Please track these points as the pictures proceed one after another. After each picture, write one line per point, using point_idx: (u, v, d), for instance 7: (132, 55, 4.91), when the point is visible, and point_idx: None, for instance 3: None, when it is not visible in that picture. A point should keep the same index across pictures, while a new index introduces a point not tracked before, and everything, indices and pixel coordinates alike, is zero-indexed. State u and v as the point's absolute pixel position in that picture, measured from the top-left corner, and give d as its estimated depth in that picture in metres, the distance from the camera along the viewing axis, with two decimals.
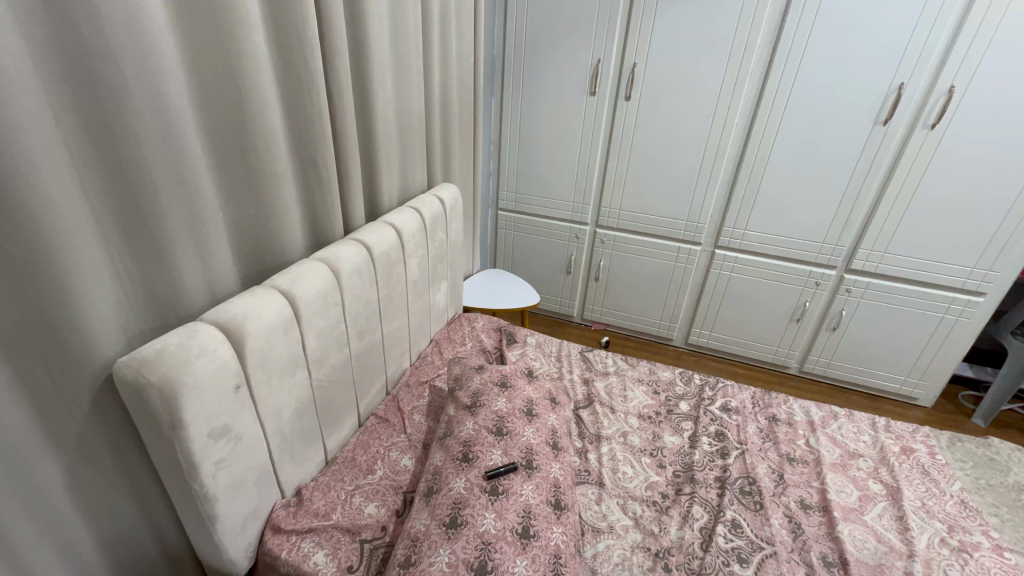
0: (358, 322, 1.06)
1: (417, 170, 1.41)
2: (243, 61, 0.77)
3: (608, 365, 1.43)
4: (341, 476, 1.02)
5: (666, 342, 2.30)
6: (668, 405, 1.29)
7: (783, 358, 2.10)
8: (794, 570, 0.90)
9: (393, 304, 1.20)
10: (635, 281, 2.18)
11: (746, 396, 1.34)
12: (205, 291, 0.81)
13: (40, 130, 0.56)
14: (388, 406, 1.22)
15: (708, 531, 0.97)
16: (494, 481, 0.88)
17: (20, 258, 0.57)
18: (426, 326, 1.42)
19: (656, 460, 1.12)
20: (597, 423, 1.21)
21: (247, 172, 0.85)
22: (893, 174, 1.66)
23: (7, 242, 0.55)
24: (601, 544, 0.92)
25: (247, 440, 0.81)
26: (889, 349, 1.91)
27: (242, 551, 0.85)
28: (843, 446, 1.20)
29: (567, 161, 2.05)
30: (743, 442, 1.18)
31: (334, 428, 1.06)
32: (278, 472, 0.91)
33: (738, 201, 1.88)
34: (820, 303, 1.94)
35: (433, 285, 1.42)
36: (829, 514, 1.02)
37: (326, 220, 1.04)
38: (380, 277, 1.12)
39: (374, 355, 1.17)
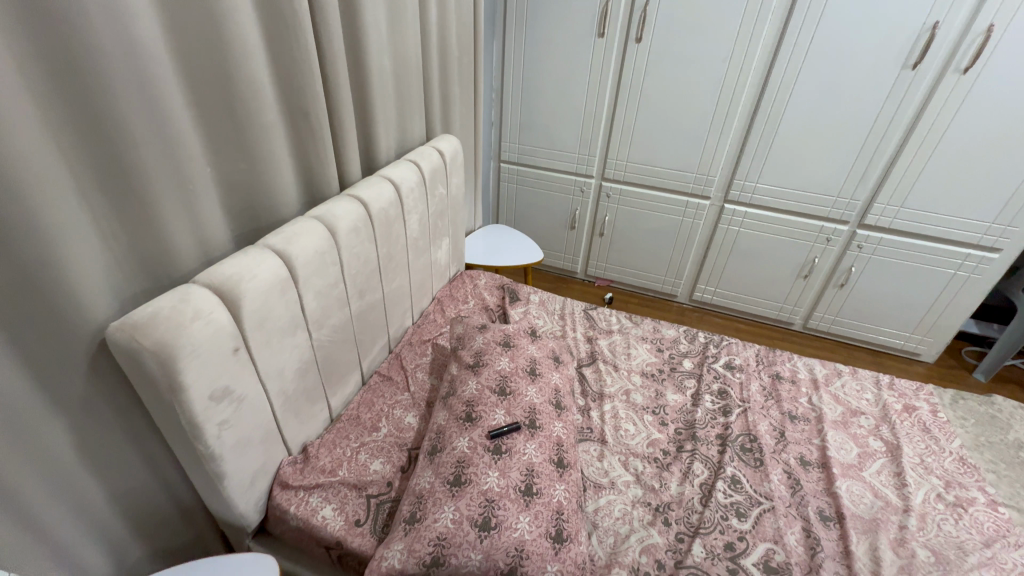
0: (357, 281, 1.04)
1: (415, 120, 1.33)
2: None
3: (612, 323, 1.42)
4: (346, 433, 1.03)
5: (669, 298, 2.29)
6: (672, 363, 1.29)
7: (787, 314, 2.09)
8: (791, 524, 0.92)
9: (394, 263, 1.17)
10: (641, 237, 2.14)
11: (750, 353, 1.33)
12: (197, 252, 0.78)
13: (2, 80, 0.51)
14: (391, 364, 1.22)
15: (708, 486, 0.98)
16: (497, 440, 0.88)
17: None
18: (428, 283, 1.40)
19: (658, 418, 1.13)
20: (600, 381, 1.21)
21: (233, 124, 0.79)
22: (917, 123, 1.57)
23: None
24: (603, 499, 0.94)
25: (250, 401, 0.80)
26: (896, 306, 1.89)
27: (252, 506, 0.87)
28: (846, 403, 1.20)
29: (573, 110, 1.96)
30: (746, 399, 1.18)
31: (337, 387, 1.06)
32: (283, 431, 0.92)
33: (751, 152, 1.80)
34: (829, 259, 1.90)
35: (434, 241, 1.39)
36: (828, 470, 1.03)
37: (321, 175, 0.99)
38: (379, 235, 1.08)
39: (376, 314, 1.15)
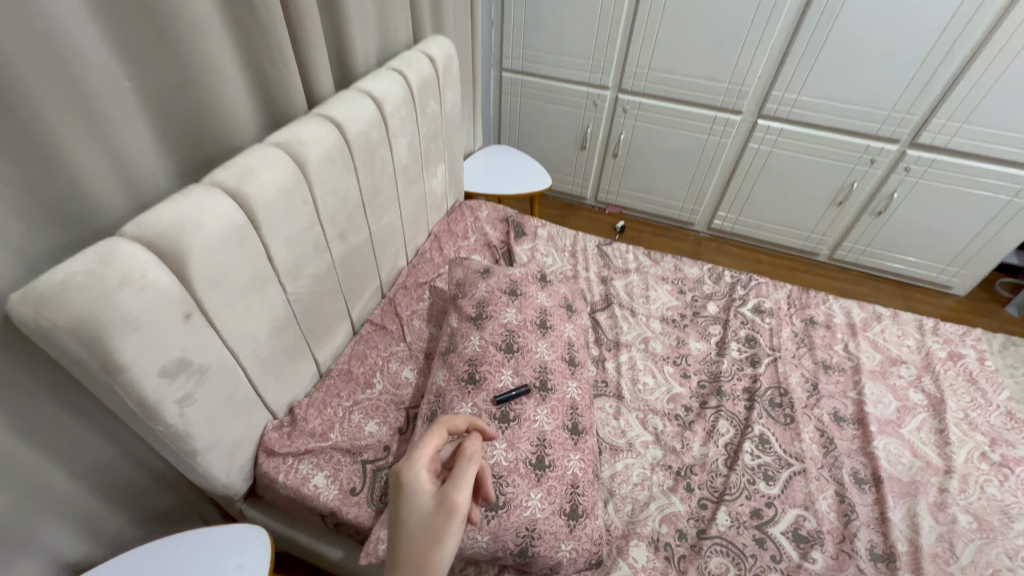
0: (337, 221, 0.88)
1: (398, 16, 1.09)
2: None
3: (628, 261, 1.27)
4: (337, 391, 0.94)
5: (685, 227, 2.12)
6: (695, 307, 1.16)
7: (813, 245, 1.94)
8: (823, 488, 0.85)
9: (381, 196, 1.01)
10: (659, 158, 1.92)
11: (782, 295, 1.20)
12: (123, 192, 0.63)
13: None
14: (384, 311, 1.10)
15: (734, 447, 0.90)
16: (504, 406, 0.78)
17: None
18: (422, 217, 1.24)
19: (679, 370, 1.03)
20: (616, 328, 1.09)
21: (148, 20, 0.59)
22: (1005, 19, 1.31)
23: None
24: (620, 463, 0.85)
25: (216, 371, 0.69)
26: (936, 236, 1.73)
27: (235, 476, 0.79)
28: (885, 351, 1.09)
29: (588, 5, 1.65)
30: (776, 348, 1.07)
31: (323, 341, 0.95)
32: (264, 394, 0.82)
33: (797, 57, 1.53)
34: (869, 184, 1.70)
35: (428, 168, 1.20)
36: (865, 428, 0.95)
37: (282, 89, 0.79)
38: (361, 164, 0.91)
39: (363, 257, 1.01)
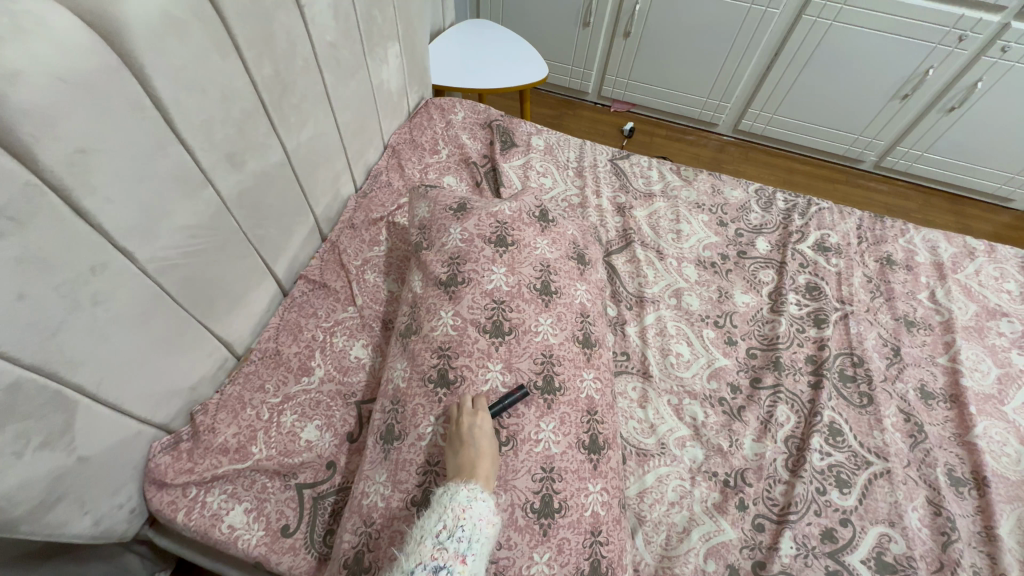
0: (216, 138, 0.55)
1: None
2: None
3: (652, 182, 0.96)
4: (259, 382, 0.67)
5: (705, 129, 1.77)
6: (740, 245, 0.89)
7: (859, 150, 1.62)
8: (912, 495, 0.65)
9: (296, 94, 0.66)
10: (683, 37, 1.51)
11: (850, 226, 0.92)
12: None
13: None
14: (324, 261, 0.80)
15: (797, 441, 0.68)
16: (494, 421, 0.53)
17: None
18: (372, 124, 0.89)
19: (723, 334, 0.78)
20: (638, 278, 0.82)
21: None
22: None
23: None
24: (650, 475, 0.63)
25: (5, 408, 0.41)
26: (1015, 137, 1.42)
27: (111, 519, 0.56)
28: (980, 300, 0.85)
29: None
30: (846, 300, 0.82)
31: (230, 315, 0.66)
32: (133, 410, 0.55)
33: None
34: (948, 69, 1.35)
35: (372, 50, 0.83)
36: (961, 408, 0.73)
37: None
38: (242, 37, 0.55)
39: (280, 190, 0.69)
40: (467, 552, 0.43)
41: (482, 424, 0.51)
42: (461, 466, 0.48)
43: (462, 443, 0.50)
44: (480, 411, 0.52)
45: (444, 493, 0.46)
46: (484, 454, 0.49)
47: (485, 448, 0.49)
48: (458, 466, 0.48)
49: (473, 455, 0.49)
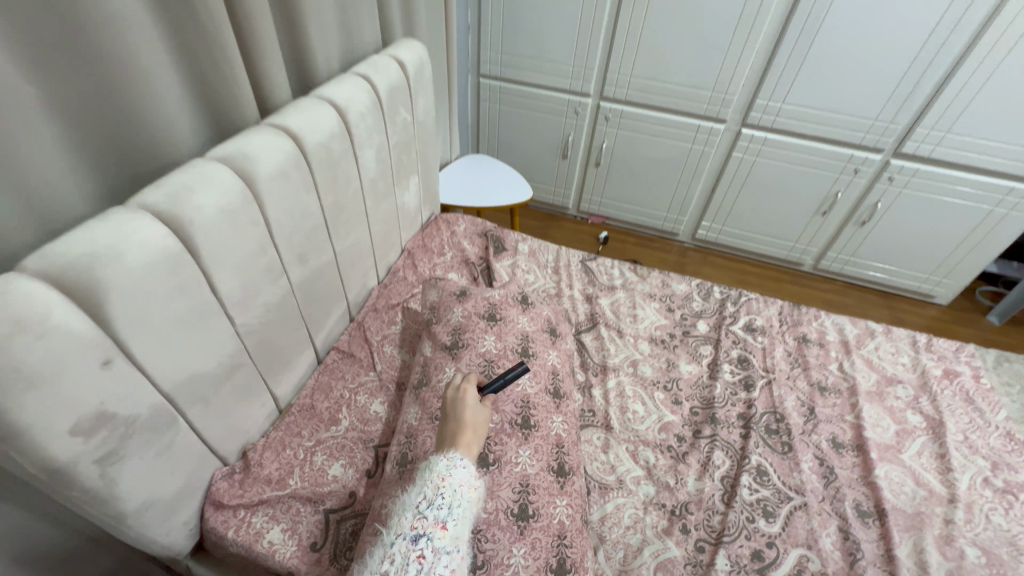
0: (295, 243, 0.79)
1: (365, 20, 1.00)
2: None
3: (614, 278, 1.21)
4: (298, 429, 0.84)
5: (669, 237, 2.09)
6: (684, 326, 1.10)
7: (798, 254, 1.92)
8: (826, 524, 0.80)
9: (346, 213, 0.92)
10: (642, 167, 1.88)
11: (773, 312, 1.15)
12: (26, 216, 0.53)
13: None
14: (352, 336, 1.00)
15: (730, 480, 0.84)
16: (481, 406, 0.67)
17: None
18: (395, 233, 1.16)
19: (670, 395, 0.96)
20: (602, 351, 1.03)
21: (48, 15, 0.50)
22: (987, 29, 1.30)
23: None
24: (610, 504, 0.78)
25: (147, 422, 0.60)
26: (920, 245, 1.72)
27: (177, 534, 0.70)
28: (880, 370, 1.05)
29: (566, 12, 1.61)
30: (770, 370, 1.02)
31: (281, 374, 0.85)
32: (209, 439, 0.72)
33: (779, 65, 1.51)
34: (853, 193, 1.69)
35: (399, 181, 1.12)
36: (865, 455, 0.90)
37: (226, 95, 0.69)
38: (321, 179, 0.82)
39: (327, 281, 0.92)
40: (447, 516, 0.53)
41: (465, 406, 0.66)
42: (448, 437, 0.62)
43: (450, 422, 0.64)
44: (462, 396, 0.66)
45: (425, 475, 0.57)
46: (466, 426, 0.63)
47: (464, 421, 0.63)
48: (446, 439, 0.62)
49: (457, 429, 0.63)
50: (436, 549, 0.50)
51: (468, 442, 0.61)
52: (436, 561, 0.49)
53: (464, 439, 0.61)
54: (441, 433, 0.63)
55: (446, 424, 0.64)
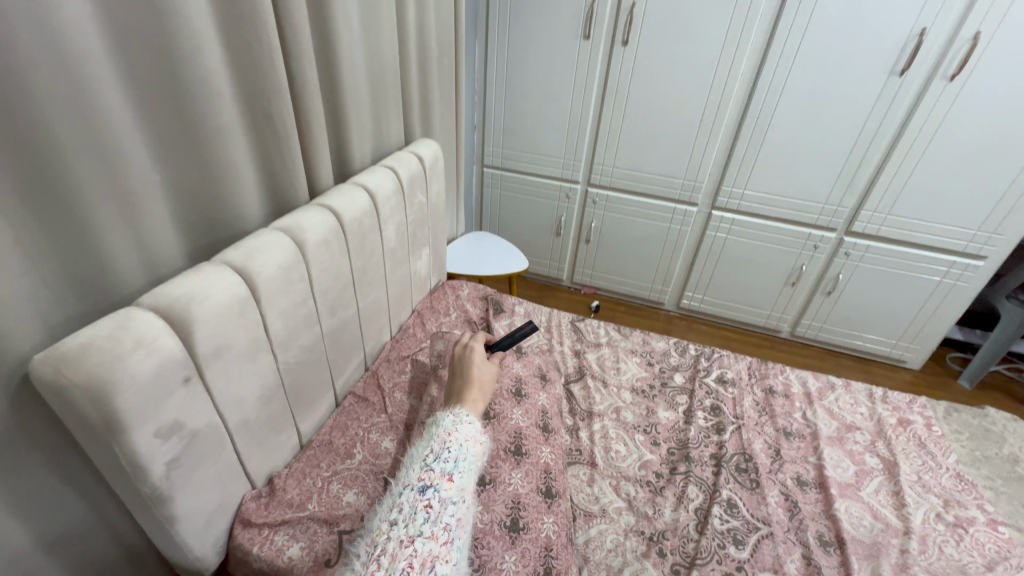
0: (329, 297, 0.96)
1: (393, 125, 1.26)
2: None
3: (600, 336, 1.36)
4: (317, 461, 0.95)
5: (656, 306, 2.27)
6: (662, 378, 1.24)
7: (775, 322, 2.09)
8: (791, 551, 0.88)
9: (370, 275, 1.10)
10: (628, 243, 2.12)
11: (742, 366, 1.29)
12: (143, 268, 0.69)
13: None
14: (366, 383, 1.14)
15: (703, 511, 0.93)
16: (484, 365, 0.88)
17: None
18: (407, 296, 1.33)
19: (650, 437, 1.08)
20: (588, 399, 1.15)
21: (185, 128, 0.70)
22: (905, 130, 1.58)
23: None
24: (593, 529, 0.88)
25: (205, 435, 0.72)
26: (883, 313, 1.90)
27: (208, 549, 0.78)
28: (840, 418, 1.17)
29: (558, 115, 1.94)
30: (739, 416, 1.14)
31: (306, 411, 0.98)
32: (245, 462, 0.83)
33: (739, 157, 1.79)
34: (817, 266, 1.90)
35: (414, 251, 1.31)
36: (826, 491, 0.99)
37: (288, 181, 0.90)
38: (353, 247, 1.01)
39: (350, 332, 1.07)
40: (452, 470, 0.65)
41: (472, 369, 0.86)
42: (458, 394, 0.82)
43: (461, 380, 0.85)
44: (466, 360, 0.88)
45: (435, 435, 0.70)
46: (473, 386, 0.83)
47: (470, 379, 0.84)
48: (457, 394, 0.82)
49: (465, 388, 0.83)
50: (442, 499, 0.61)
51: (474, 399, 0.81)
52: (442, 510, 0.60)
53: (471, 396, 0.81)
54: (453, 389, 0.84)
55: (458, 383, 0.85)
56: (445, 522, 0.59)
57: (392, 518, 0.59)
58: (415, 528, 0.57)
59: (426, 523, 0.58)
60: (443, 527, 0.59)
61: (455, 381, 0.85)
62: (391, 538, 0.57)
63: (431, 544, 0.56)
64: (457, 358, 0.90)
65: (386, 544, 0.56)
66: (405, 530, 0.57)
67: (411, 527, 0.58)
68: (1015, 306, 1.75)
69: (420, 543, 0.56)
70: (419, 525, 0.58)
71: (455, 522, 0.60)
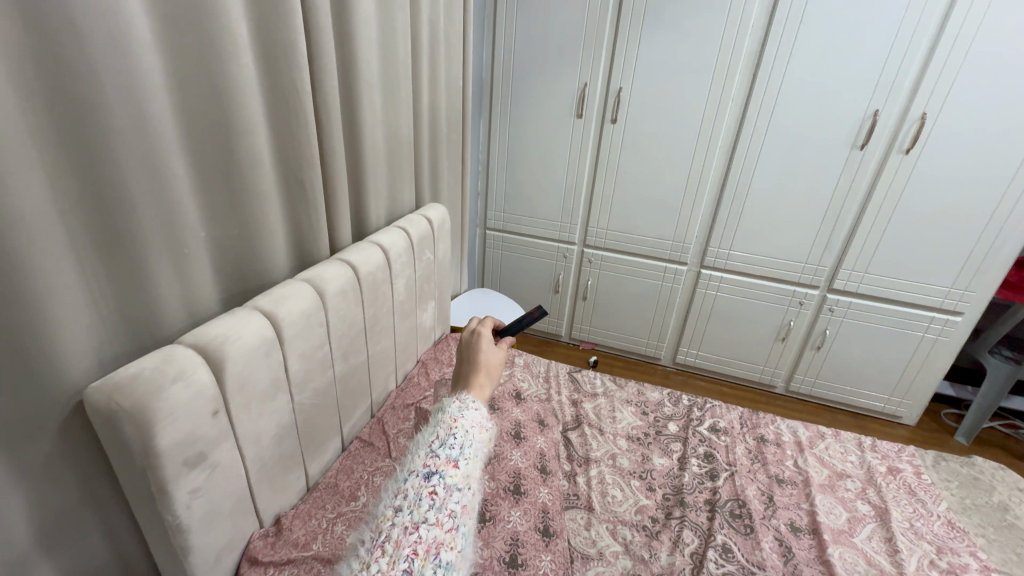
0: (343, 343, 1.04)
1: (406, 190, 1.39)
2: (229, 67, 0.74)
3: (596, 386, 1.42)
4: (323, 503, 0.98)
5: (653, 361, 2.33)
6: (657, 426, 1.28)
7: (769, 377, 2.15)
8: None
9: (380, 325, 1.18)
10: (623, 300, 2.22)
11: (734, 416, 1.34)
12: (183, 312, 0.78)
13: (4, 117, 0.51)
14: (372, 429, 1.19)
15: (698, 556, 0.95)
16: (493, 353, 0.84)
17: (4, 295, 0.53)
18: (413, 347, 1.41)
19: (645, 483, 1.11)
20: (585, 445, 1.19)
21: (231, 192, 0.81)
22: (871, 197, 1.74)
23: None
24: (591, 571, 0.90)
25: (225, 468, 0.77)
26: (872, 368, 1.97)
27: None
28: (831, 466, 1.20)
29: (555, 183, 2.11)
30: (732, 463, 1.18)
31: (315, 453, 1.03)
32: (256, 499, 0.87)
33: (722, 221, 1.94)
34: (804, 321, 1.99)
35: (421, 304, 1.41)
36: (819, 537, 1.01)
37: (312, 238, 1.01)
38: (367, 297, 1.10)
39: (359, 378, 1.14)
40: (458, 457, 0.64)
41: (480, 355, 0.82)
42: (464, 380, 0.80)
43: (467, 366, 0.82)
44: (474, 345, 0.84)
45: (441, 421, 0.70)
46: (479, 371, 0.80)
47: (477, 367, 0.81)
48: (463, 380, 0.81)
49: (471, 374, 0.80)
50: (448, 485, 0.61)
51: (480, 385, 0.79)
52: (448, 497, 0.60)
53: (477, 382, 0.79)
54: (460, 375, 0.82)
55: (465, 368, 0.82)
56: (450, 509, 0.58)
57: (397, 504, 0.59)
58: (420, 515, 0.57)
59: (431, 510, 0.58)
60: (448, 514, 0.58)
61: (462, 366, 0.83)
62: (396, 524, 0.57)
63: (436, 531, 0.56)
64: (465, 342, 0.86)
65: (391, 529, 0.56)
66: (410, 516, 0.57)
67: (416, 514, 0.57)
68: (999, 362, 1.81)
69: (425, 530, 0.56)
70: (424, 512, 0.57)
71: (461, 509, 0.59)
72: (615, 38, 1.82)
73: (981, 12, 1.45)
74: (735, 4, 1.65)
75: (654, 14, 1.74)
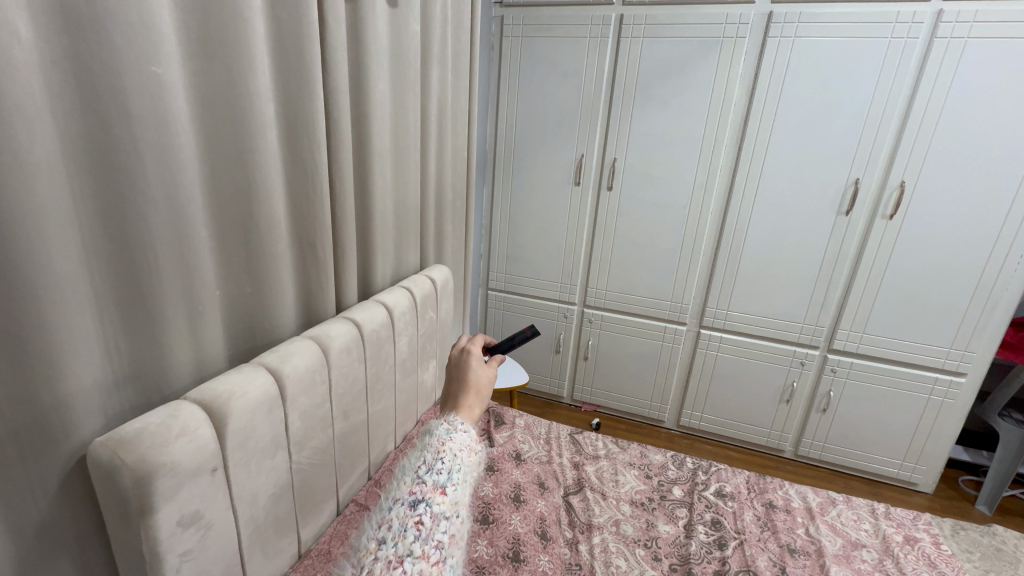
0: (344, 401, 1.04)
1: (411, 252, 1.45)
2: (256, 141, 0.81)
3: (599, 448, 1.39)
4: (314, 570, 0.94)
5: (656, 424, 2.29)
6: (661, 491, 1.24)
7: (777, 440, 2.10)
8: None
9: (381, 383, 1.19)
10: (624, 360, 2.22)
11: (740, 480, 1.31)
12: (192, 368, 0.79)
13: (50, 188, 0.56)
14: (369, 492, 1.16)
15: None
16: (484, 371, 0.85)
17: (24, 348, 0.56)
18: (413, 406, 1.40)
19: (650, 552, 1.06)
20: (588, 511, 1.16)
21: (247, 253, 0.86)
22: (860, 260, 1.80)
23: (18, 332, 0.55)
24: None
25: (218, 529, 0.75)
26: (881, 431, 1.93)
27: None
28: (845, 535, 1.15)
29: (555, 246, 2.19)
30: (741, 531, 1.13)
31: (310, 516, 1.00)
32: (246, 566, 0.84)
33: (718, 282, 1.99)
34: (807, 382, 1.98)
35: (422, 362, 1.42)
36: None
37: (320, 296, 1.05)
38: (369, 356, 1.12)
39: (359, 438, 1.13)
40: (446, 484, 0.63)
41: (470, 374, 0.82)
42: (454, 400, 0.80)
43: (457, 386, 0.82)
44: (465, 363, 0.84)
45: (429, 445, 0.69)
46: (470, 392, 0.80)
47: (467, 387, 0.81)
48: (452, 400, 0.80)
49: (461, 395, 0.80)
50: (435, 514, 0.59)
51: (470, 406, 0.78)
52: (435, 526, 0.58)
53: (467, 403, 0.79)
54: (449, 396, 0.81)
55: (454, 388, 0.82)
56: (437, 540, 0.57)
57: (381, 536, 0.58)
58: (405, 548, 0.56)
59: (417, 542, 0.56)
60: (435, 546, 0.57)
61: (452, 386, 0.83)
62: (378, 558, 0.55)
63: (422, 564, 0.55)
64: (454, 360, 0.87)
65: (374, 564, 0.55)
66: (394, 550, 0.56)
67: (400, 546, 0.56)
68: (1010, 426, 1.78)
69: (410, 564, 0.54)
70: (410, 544, 0.56)
71: (448, 540, 0.58)
72: (608, 114, 1.97)
73: (944, 91, 1.58)
74: (718, 84, 1.80)
75: (644, 93, 1.89)
